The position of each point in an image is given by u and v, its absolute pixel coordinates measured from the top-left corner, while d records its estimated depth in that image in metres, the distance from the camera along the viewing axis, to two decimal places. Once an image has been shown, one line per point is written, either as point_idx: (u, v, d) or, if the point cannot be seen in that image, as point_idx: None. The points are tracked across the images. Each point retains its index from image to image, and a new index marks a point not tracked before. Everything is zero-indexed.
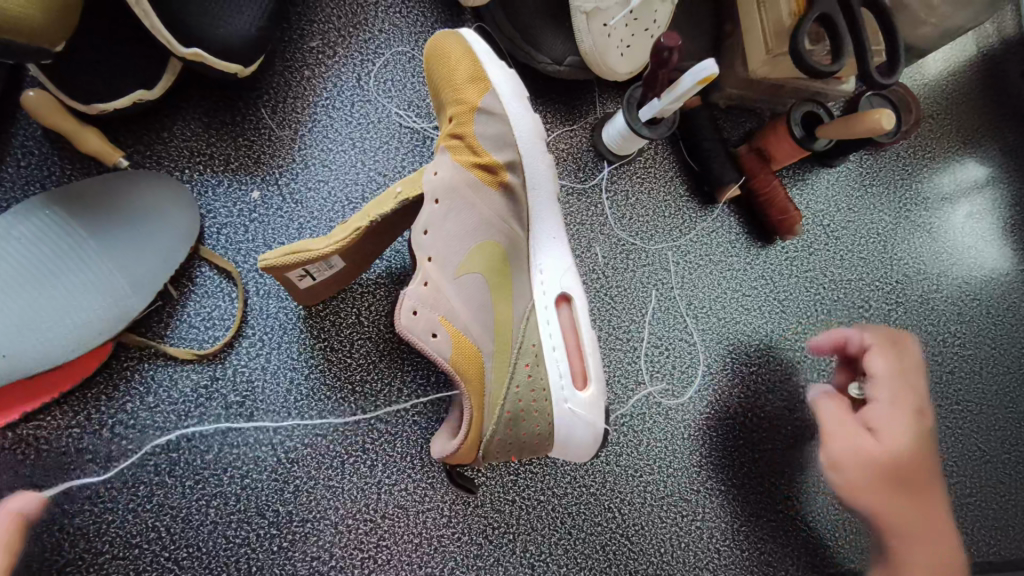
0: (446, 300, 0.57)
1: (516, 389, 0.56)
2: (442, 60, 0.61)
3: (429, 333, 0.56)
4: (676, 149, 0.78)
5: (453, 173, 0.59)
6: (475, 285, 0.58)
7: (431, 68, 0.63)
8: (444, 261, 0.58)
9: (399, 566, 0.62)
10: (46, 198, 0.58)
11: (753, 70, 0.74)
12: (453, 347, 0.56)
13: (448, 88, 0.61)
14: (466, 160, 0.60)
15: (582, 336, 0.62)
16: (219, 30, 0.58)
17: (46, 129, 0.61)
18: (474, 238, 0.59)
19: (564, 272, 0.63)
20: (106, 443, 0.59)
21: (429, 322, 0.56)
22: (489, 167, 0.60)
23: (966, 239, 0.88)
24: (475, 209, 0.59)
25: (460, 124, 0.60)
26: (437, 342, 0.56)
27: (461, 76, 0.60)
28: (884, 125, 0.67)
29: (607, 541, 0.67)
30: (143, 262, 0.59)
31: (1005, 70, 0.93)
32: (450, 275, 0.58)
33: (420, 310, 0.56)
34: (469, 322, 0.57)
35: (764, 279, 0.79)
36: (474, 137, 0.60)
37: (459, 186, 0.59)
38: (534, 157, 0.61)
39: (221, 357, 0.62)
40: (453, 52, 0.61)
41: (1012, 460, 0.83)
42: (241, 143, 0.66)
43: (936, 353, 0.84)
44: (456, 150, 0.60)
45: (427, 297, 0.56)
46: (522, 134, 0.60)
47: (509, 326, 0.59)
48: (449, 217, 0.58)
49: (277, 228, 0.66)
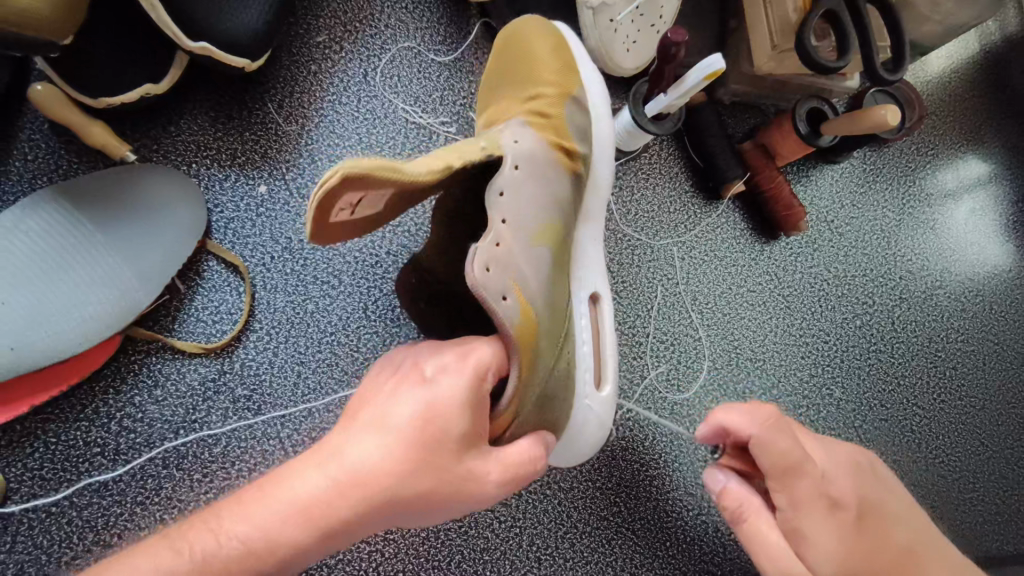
0: (516, 265, 0.51)
1: (556, 373, 0.54)
2: (531, 43, 0.62)
3: (500, 295, 0.48)
4: (682, 145, 0.78)
5: (535, 144, 0.57)
6: (540, 257, 0.55)
7: (511, 47, 0.63)
8: (519, 225, 0.53)
9: (405, 559, 0.62)
10: (53, 191, 0.58)
11: (759, 67, 0.75)
12: (521, 316, 0.49)
13: (533, 70, 0.62)
14: (547, 138, 0.59)
15: (605, 339, 0.63)
16: (227, 25, 0.58)
17: (52, 123, 0.61)
18: (544, 212, 0.56)
19: (596, 274, 0.65)
20: (114, 437, 0.59)
21: (501, 284, 0.49)
22: (568, 151, 0.60)
23: (968, 236, 0.89)
24: (546, 183, 0.57)
25: (546, 104, 0.60)
26: (507, 305, 0.48)
27: (552, 64, 0.62)
28: (888, 120, 0.67)
29: (612, 535, 0.68)
30: (150, 257, 0.59)
31: (1007, 67, 0.93)
32: (523, 243, 0.53)
33: (492, 269, 0.48)
34: (534, 293, 0.52)
35: (768, 275, 0.79)
36: (560, 120, 0.60)
37: (539, 160, 0.57)
38: (601, 153, 0.65)
39: (228, 351, 0.62)
40: (545, 39, 0.63)
41: (1014, 455, 0.84)
42: (248, 137, 0.66)
43: (939, 349, 0.85)
44: (540, 126, 0.59)
45: (499, 258, 0.50)
46: (598, 131, 0.65)
47: (561, 312, 0.56)
48: (526, 182, 0.55)
49: (284, 223, 0.66)
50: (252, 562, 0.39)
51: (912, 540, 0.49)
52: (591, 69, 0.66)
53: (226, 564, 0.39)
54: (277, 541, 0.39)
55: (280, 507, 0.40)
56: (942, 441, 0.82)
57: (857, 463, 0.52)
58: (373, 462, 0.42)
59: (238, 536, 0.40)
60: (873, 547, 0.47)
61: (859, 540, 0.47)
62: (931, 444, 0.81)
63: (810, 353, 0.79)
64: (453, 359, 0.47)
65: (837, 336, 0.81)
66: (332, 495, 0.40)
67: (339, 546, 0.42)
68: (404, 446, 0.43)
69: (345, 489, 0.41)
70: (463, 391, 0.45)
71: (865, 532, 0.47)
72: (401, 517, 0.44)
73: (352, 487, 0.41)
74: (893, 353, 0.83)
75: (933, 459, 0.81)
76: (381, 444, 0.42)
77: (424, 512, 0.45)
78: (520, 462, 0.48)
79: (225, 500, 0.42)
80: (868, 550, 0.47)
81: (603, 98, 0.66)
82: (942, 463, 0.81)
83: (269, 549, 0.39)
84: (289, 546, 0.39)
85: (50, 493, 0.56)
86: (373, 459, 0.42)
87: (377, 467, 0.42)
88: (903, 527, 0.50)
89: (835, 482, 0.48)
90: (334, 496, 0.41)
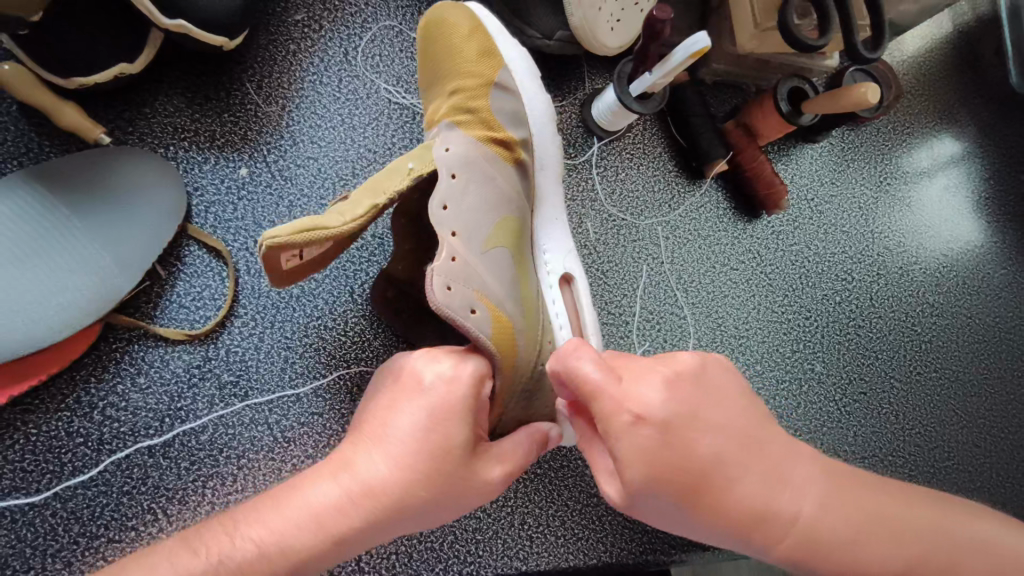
0: (476, 273, 0.51)
1: (540, 366, 0.55)
2: (447, 37, 0.61)
3: (467, 309, 0.48)
4: (665, 126, 0.78)
5: (468, 146, 0.57)
6: (499, 258, 0.54)
7: (432, 45, 0.62)
8: (468, 233, 0.52)
9: (398, 542, 0.62)
10: (25, 176, 0.56)
11: (742, 45, 0.75)
12: (490, 324, 0.49)
13: (454, 66, 0.61)
14: (482, 134, 0.58)
15: (585, 317, 0.64)
16: (203, 3, 0.56)
17: (21, 104, 0.59)
18: (495, 211, 0.56)
19: (565, 255, 0.65)
20: (98, 427, 0.57)
21: (465, 298, 0.48)
22: (505, 142, 0.60)
23: (941, 212, 0.91)
24: (492, 183, 0.57)
25: (471, 98, 0.59)
26: (476, 318, 0.48)
27: (468, 53, 0.61)
28: (869, 98, 0.68)
29: (602, 511, 0.68)
30: (131, 242, 0.58)
31: (979, 46, 0.95)
32: (478, 249, 0.53)
33: (453, 285, 0.48)
34: (501, 296, 0.52)
35: (751, 253, 0.80)
36: (490, 112, 0.60)
37: (476, 160, 0.56)
38: (542, 138, 0.65)
39: (213, 337, 0.61)
40: (461, 29, 0.61)
41: (985, 424, 0.88)
42: (227, 119, 0.65)
43: (915, 324, 0.87)
44: (470, 124, 0.58)
45: (457, 272, 0.49)
46: (535, 116, 0.65)
47: (531, 302, 0.56)
48: (469, 187, 0.54)
49: (267, 206, 0.64)
50: (267, 567, 0.41)
51: (728, 437, 0.41)
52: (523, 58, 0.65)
53: (242, 567, 0.40)
54: (293, 549, 0.41)
55: (294, 514, 0.42)
56: (919, 413, 0.84)
57: (681, 373, 0.42)
58: (381, 472, 0.43)
59: (254, 542, 0.41)
60: (683, 462, 0.39)
61: (669, 447, 0.39)
62: (908, 416, 0.84)
63: (793, 329, 0.80)
64: (451, 366, 0.47)
65: (817, 312, 0.82)
66: (341, 503, 0.42)
67: (352, 553, 0.44)
68: (408, 456, 0.43)
69: (355, 498, 0.42)
70: (461, 397, 0.45)
71: (672, 446, 0.39)
72: (409, 523, 0.45)
73: (363, 498, 0.42)
74: (871, 328, 0.84)
75: (909, 431, 0.83)
76: (386, 457, 0.44)
77: (431, 516, 0.45)
78: (516, 455, 0.49)
79: (240, 507, 0.44)
80: (680, 465, 0.39)
81: (535, 88, 0.65)
82: (918, 434, 0.84)
83: (285, 555, 0.41)
84: (306, 555, 0.41)
85: (32, 487, 0.55)
86: (380, 471, 0.43)
87: (386, 478, 0.43)
88: (727, 432, 0.41)
89: (639, 400, 0.40)
90: (345, 506, 0.42)
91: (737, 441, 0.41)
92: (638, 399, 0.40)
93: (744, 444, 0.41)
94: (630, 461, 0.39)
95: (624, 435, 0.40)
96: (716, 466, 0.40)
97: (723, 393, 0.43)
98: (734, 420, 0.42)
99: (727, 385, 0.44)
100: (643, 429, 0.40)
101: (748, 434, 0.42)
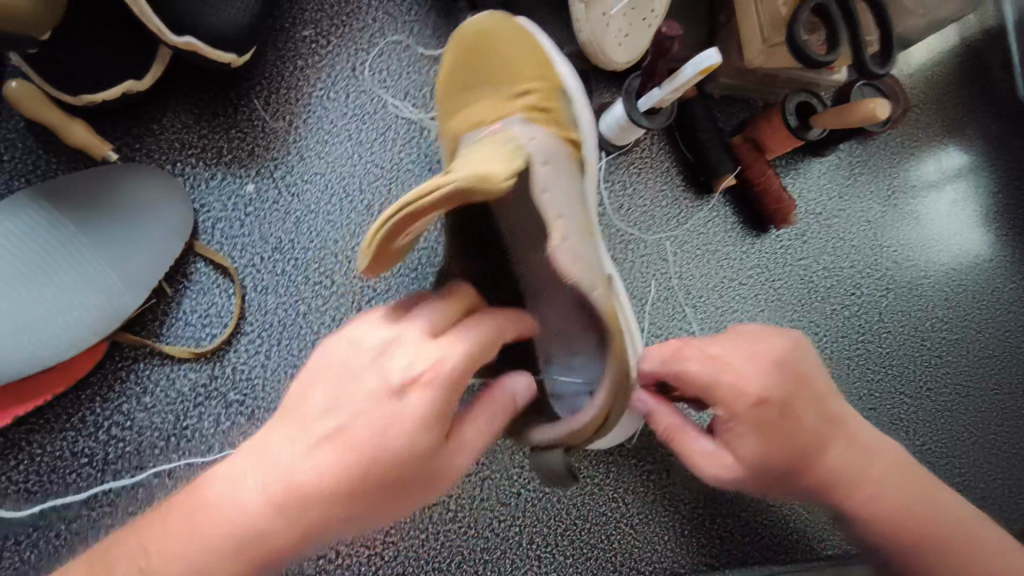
0: (587, 256, 0.50)
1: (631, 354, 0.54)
2: (499, 43, 0.61)
3: (593, 287, 0.47)
4: (673, 140, 0.78)
5: (550, 139, 0.56)
6: (591, 247, 0.53)
7: (478, 50, 0.61)
8: (572, 219, 0.51)
9: (405, 562, 0.63)
10: (32, 194, 0.56)
11: (751, 60, 0.75)
12: (611, 305, 0.48)
13: (512, 68, 0.60)
14: (556, 130, 0.59)
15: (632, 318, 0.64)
16: (212, 21, 0.56)
17: (29, 122, 0.59)
18: (580, 203, 0.55)
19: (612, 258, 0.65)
20: (103, 446, 0.57)
21: (591, 277, 0.47)
22: (574, 140, 0.61)
23: (951, 226, 0.90)
24: (571, 175, 0.56)
25: (544, 98, 0.60)
26: (600, 295, 0.47)
27: (517, 52, 0.61)
28: (877, 113, 0.68)
29: (611, 531, 0.67)
30: (137, 260, 0.57)
31: (987, 59, 0.94)
32: (580, 236, 0.51)
33: (580, 265, 0.47)
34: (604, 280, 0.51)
35: (759, 268, 0.80)
36: (560, 112, 0.61)
37: (557, 152, 0.56)
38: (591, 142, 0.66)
39: (219, 355, 0.61)
40: (513, 34, 0.61)
41: (997, 439, 0.86)
42: (235, 135, 0.65)
43: (925, 338, 0.86)
44: (545, 121, 0.59)
45: (577, 253, 0.48)
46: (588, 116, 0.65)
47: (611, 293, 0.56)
48: (560, 176, 0.53)
49: (273, 222, 0.64)
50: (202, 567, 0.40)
51: (819, 410, 0.50)
52: (561, 60, 0.65)
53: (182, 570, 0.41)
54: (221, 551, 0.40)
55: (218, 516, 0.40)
56: (928, 429, 0.84)
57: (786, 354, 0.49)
58: (308, 478, 0.39)
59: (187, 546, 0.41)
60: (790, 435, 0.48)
61: (779, 423, 0.47)
62: (917, 432, 0.83)
63: None
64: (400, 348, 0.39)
65: (827, 327, 0.82)
66: (268, 511, 0.39)
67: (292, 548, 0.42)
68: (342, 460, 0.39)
69: (280, 504, 0.39)
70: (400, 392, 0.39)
71: (785, 422, 0.48)
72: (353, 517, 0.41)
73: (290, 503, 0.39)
74: (880, 342, 0.84)
75: (917, 447, 0.83)
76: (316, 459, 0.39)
77: (377, 509, 0.41)
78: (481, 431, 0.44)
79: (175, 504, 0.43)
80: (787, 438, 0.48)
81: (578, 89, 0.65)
82: (927, 450, 0.83)
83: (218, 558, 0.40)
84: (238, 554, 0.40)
85: (37, 507, 0.55)
86: (306, 477, 0.39)
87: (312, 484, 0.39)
88: (818, 407, 0.50)
89: (755, 383, 0.47)
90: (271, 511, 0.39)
91: (824, 415, 0.50)
92: (755, 382, 0.47)
93: (829, 416, 0.50)
94: (749, 436, 0.47)
95: (744, 416, 0.47)
96: (813, 437, 0.49)
97: (815, 371, 0.50)
98: (821, 393, 0.50)
99: (815, 363, 0.51)
100: (763, 409, 0.47)
101: (831, 408, 0.50)
